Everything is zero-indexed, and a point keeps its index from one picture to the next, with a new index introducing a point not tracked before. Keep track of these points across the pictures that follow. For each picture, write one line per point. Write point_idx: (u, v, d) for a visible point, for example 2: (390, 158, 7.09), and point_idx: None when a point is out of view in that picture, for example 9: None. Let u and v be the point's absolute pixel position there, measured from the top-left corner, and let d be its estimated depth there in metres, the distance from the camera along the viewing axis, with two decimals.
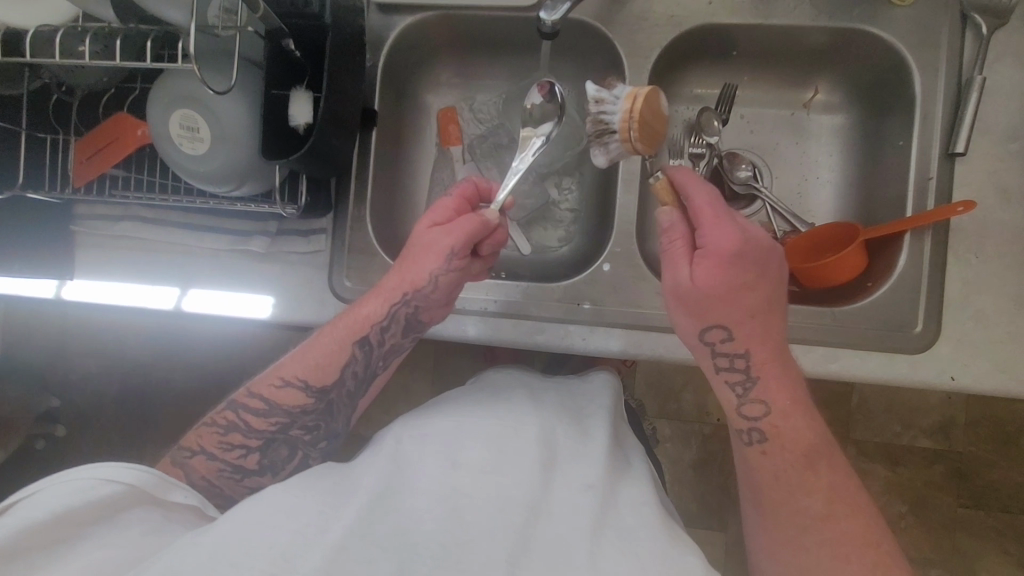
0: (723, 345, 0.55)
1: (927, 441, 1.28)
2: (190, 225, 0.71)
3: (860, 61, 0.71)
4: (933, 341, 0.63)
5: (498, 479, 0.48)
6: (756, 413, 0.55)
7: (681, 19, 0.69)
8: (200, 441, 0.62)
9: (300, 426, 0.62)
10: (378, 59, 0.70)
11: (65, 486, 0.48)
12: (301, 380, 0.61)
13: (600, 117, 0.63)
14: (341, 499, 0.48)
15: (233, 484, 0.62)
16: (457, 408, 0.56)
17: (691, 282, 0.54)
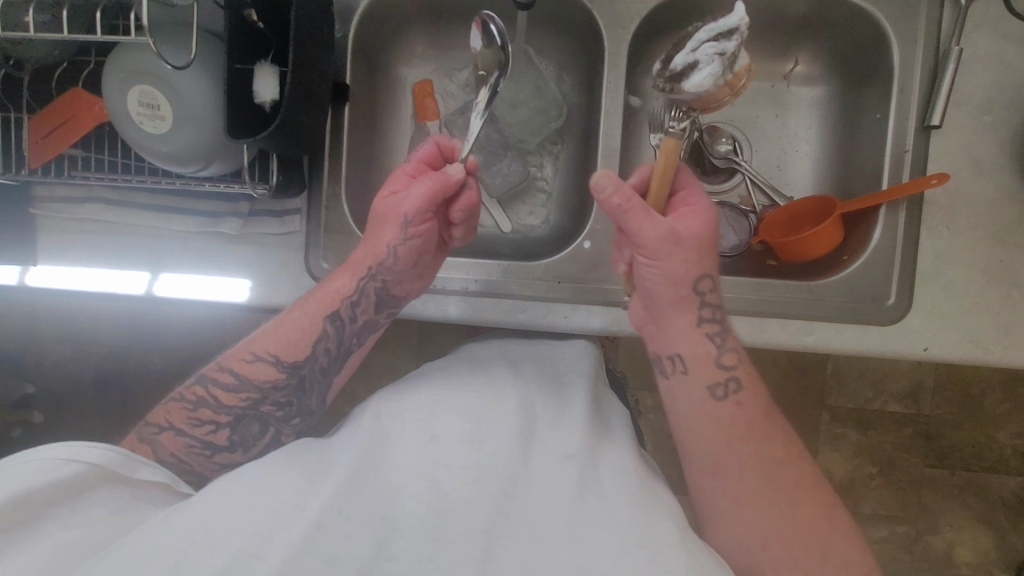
0: (709, 295, 0.54)
1: (897, 406, 1.33)
2: (157, 207, 0.68)
3: (839, 31, 0.70)
4: (905, 312, 0.64)
5: (475, 450, 0.49)
6: (732, 364, 0.56)
7: None
8: (169, 417, 0.61)
9: (271, 402, 0.62)
10: (348, 30, 0.67)
11: (25, 468, 0.48)
12: (273, 355, 0.61)
13: None
14: (318, 476, 0.48)
15: (200, 460, 0.61)
16: (430, 381, 0.56)
17: (692, 228, 0.52)
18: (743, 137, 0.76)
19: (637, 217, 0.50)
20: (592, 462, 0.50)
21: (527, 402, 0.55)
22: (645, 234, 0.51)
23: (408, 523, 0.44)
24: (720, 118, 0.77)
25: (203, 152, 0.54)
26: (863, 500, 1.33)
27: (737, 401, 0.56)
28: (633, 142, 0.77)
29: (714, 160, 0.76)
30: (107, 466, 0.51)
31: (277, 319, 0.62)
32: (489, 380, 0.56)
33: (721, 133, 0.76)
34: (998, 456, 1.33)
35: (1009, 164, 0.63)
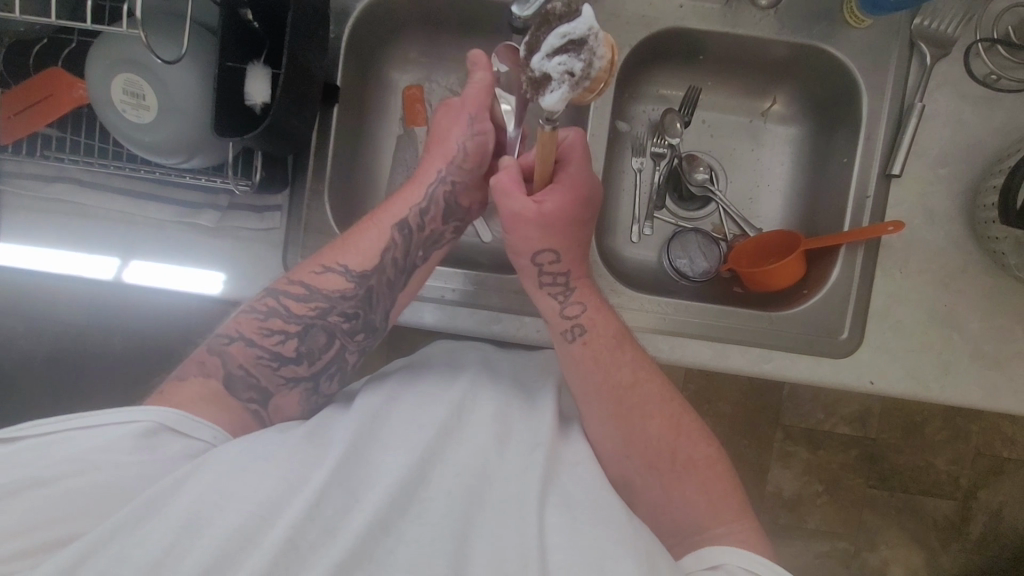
0: (551, 265, 0.63)
1: (846, 428, 1.40)
2: (134, 193, 0.68)
3: (816, 77, 0.73)
4: (856, 347, 0.69)
5: (458, 448, 0.53)
6: (576, 314, 0.63)
7: (652, 19, 0.69)
8: (239, 329, 0.60)
9: (339, 313, 0.62)
10: (341, 31, 0.67)
11: (81, 426, 0.49)
12: (341, 265, 0.62)
13: (588, 56, 0.44)
14: (319, 454, 0.51)
15: (268, 373, 0.60)
16: (403, 382, 0.61)
17: (540, 208, 0.60)
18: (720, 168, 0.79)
19: (508, 187, 0.60)
20: (558, 471, 0.54)
21: (505, 404, 0.59)
22: (514, 204, 0.60)
23: (390, 494, 0.48)
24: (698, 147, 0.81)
25: (186, 144, 0.53)
26: (809, 514, 1.40)
27: (583, 343, 0.62)
28: (614, 163, 0.80)
29: (690, 186, 0.79)
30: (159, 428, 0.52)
31: (326, 249, 0.63)
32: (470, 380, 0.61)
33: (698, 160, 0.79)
34: (934, 480, 1.41)
35: (959, 216, 0.68)
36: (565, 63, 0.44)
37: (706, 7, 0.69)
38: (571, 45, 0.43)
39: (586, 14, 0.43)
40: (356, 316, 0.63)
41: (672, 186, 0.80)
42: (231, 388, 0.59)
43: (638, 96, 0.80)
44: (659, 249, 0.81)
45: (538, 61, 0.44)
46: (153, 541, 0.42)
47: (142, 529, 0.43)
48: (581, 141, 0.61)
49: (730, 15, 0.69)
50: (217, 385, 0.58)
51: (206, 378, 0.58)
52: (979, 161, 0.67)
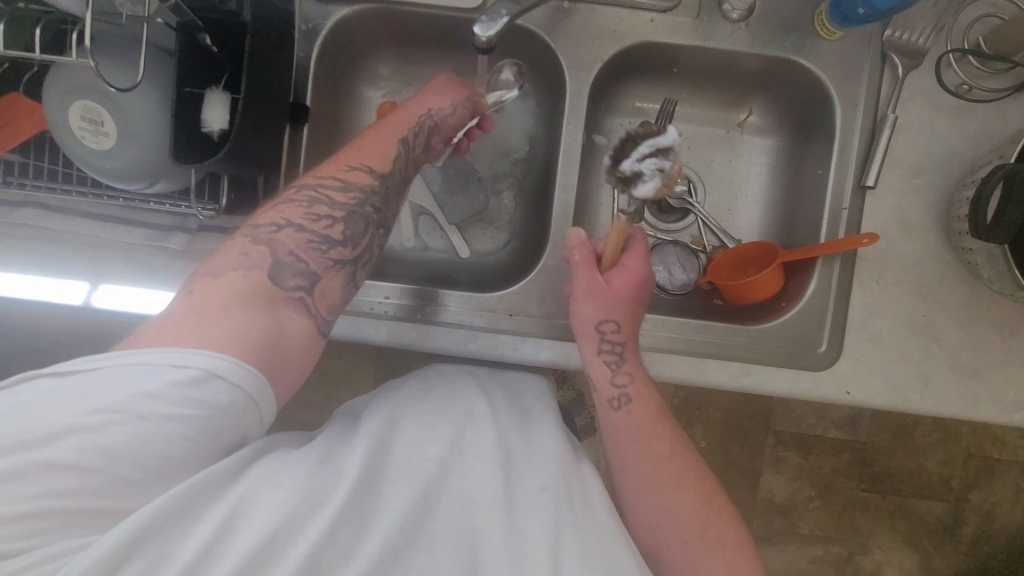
0: (611, 334, 0.63)
1: (837, 432, 1.39)
2: (104, 217, 0.67)
3: (790, 88, 0.73)
4: (834, 359, 0.68)
5: (468, 478, 0.52)
6: (626, 385, 0.63)
7: (623, 34, 0.68)
8: (283, 215, 0.55)
9: (373, 205, 0.60)
10: (311, 50, 0.66)
11: (128, 366, 0.45)
12: (365, 166, 0.60)
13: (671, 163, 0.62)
14: (332, 472, 0.49)
15: (317, 257, 0.55)
16: (405, 401, 0.60)
17: (608, 285, 0.64)
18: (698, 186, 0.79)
19: (575, 265, 0.65)
20: (577, 495, 0.53)
21: (515, 428, 0.58)
22: (578, 279, 0.65)
23: (403, 523, 0.47)
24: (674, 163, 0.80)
25: (146, 170, 0.52)
26: (801, 520, 1.39)
27: (628, 412, 0.63)
28: (592, 177, 0.79)
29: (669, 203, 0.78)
30: (211, 377, 0.45)
31: (342, 153, 0.62)
32: (475, 404, 0.60)
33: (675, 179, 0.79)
34: (926, 482, 1.40)
35: (934, 226, 0.68)
36: (656, 163, 0.62)
37: (679, 21, 0.68)
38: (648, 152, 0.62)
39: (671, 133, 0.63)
40: (380, 211, 0.61)
41: (651, 203, 0.80)
42: (276, 277, 0.53)
43: (614, 109, 0.79)
44: None
45: (632, 163, 0.62)
46: (188, 546, 0.40)
47: (177, 528, 0.41)
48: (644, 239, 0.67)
49: (703, 29, 0.68)
50: (261, 278, 0.52)
51: (247, 271, 0.52)
52: (953, 171, 0.67)
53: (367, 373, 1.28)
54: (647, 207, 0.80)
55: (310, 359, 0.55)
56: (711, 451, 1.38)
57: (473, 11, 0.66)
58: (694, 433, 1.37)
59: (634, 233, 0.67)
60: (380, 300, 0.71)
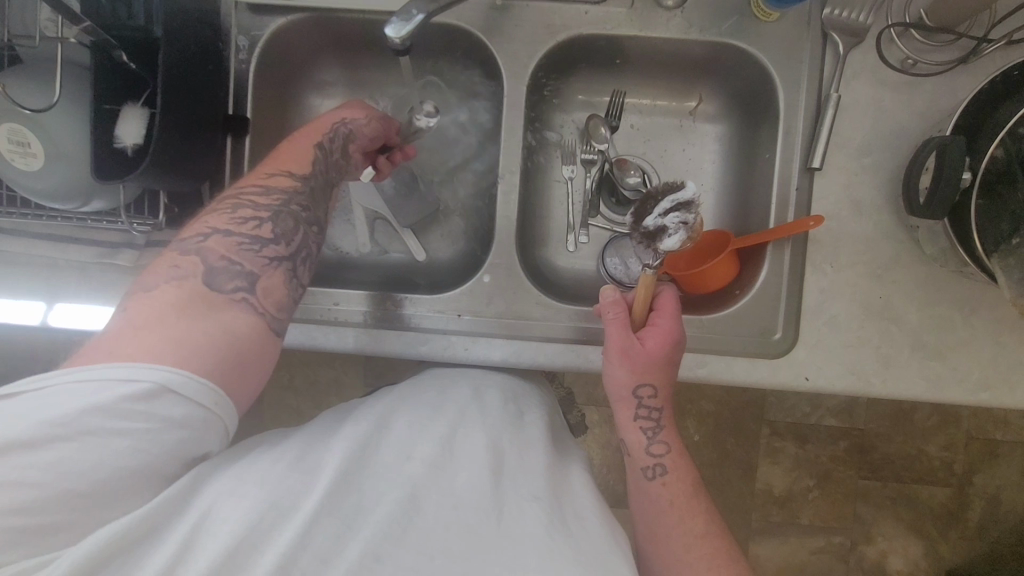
0: (649, 399, 0.62)
1: (833, 420, 1.37)
2: (51, 237, 0.68)
3: (736, 74, 0.72)
4: (792, 345, 0.67)
5: (448, 478, 0.51)
6: (661, 453, 0.63)
7: (557, 28, 0.68)
8: (206, 224, 0.53)
9: (299, 203, 0.59)
10: (249, 63, 0.67)
11: (73, 381, 0.42)
12: (286, 170, 0.60)
13: (683, 219, 0.62)
14: (307, 474, 0.48)
15: (250, 257, 0.53)
16: (381, 406, 0.59)
17: (643, 347, 0.61)
18: (690, 212, 0.61)
19: (611, 327, 0.62)
20: (557, 499, 0.53)
21: (493, 431, 0.58)
22: (612, 340, 0.62)
23: (386, 525, 0.46)
24: (662, 186, 0.65)
25: (76, 188, 0.53)
26: (800, 510, 1.37)
27: (663, 483, 0.61)
28: (544, 173, 0.79)
29: (664, 224, 0.63)
30: (166, 392, 0.43)
31: (259, 166, 0.61)
32: (454, 409, 0.60)
33: (662, 208, 0.63)
34: (928, 467, 1.37)
35: (887, 204, 0.66)
36: (678, 218, 0.62)
37: (615, 11, 0.67)
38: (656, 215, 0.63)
39: (689, 188, 0.62)
40: (309, 210, 0.60)
41: (642, 236, 0.64)
42: (213, 283, 0.50)
43: (562, 104, 0.79)
44: (595, 256, 0.80)
45: (655, 219, 0.63)
46: (155, 560, 0.41)
47: (145, 543, 0.41)
48: (677, 297, 0.63)
49: (638, 18, 0.68)
50: (195, 286, 0.50)
51: (180, 281, 0.49)
52: (903, 148, 0.66)
53: (356, 381, 1.29)
54: (640, 235, 0.65)
55: (269, 357, 0.52)
56: (705, 445, 1.37)
57: None
58: (686, 426, 1.36)
59: (664, 288, 0.64)
60: (330, 306, 0.69)
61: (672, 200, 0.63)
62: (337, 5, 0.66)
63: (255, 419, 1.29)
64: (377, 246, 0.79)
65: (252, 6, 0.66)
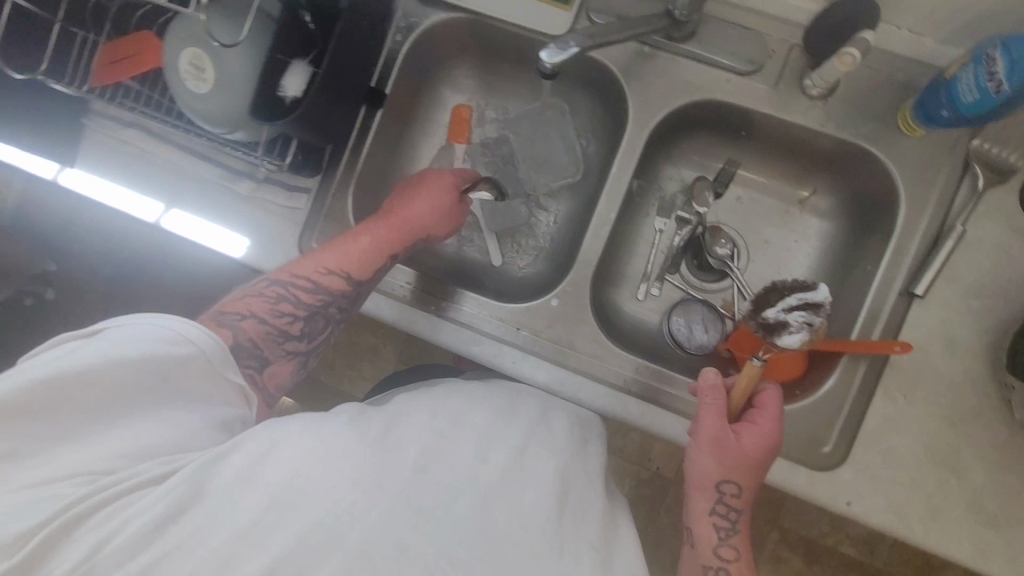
0: (730, 497, 0.61)
1: (850, 550, 1.28)
2: (190, 151, 0.75)
3: (859, 177, 0.70)
4: (837, 464, 0.65)
5: (520, 490, 0.49)
6: (728, 558, 0.60)
7: (695, 87, 0.69)
8: (248, 307, 0.61)
9: (338, 306, 0.65)
10: (401, 46, 0.72)
11: (133, 333, 0.47)
12: (342, 269, 0.64)
13: (806, 318, 0.61)
14: (390, 453, 0.47)
15: (272, 346, 0.62)
16: (461, 400, 0.58)
17: (737, 442, 0.60)
18: (818, 314, 0.61)
19: (704, 413, 0.61)
20: (611, 547, 0.51)
21: (568, 455, 0.56)
22: (704, 428, 0.61)
23: (458, 531, 0.44)
24: (791, 283, 0.64)
25: (225, 118, 0.59)
26: None
27: None
28: (636, 218, 0.80)
29: (787, 320, 0.62)
30: (210, 359, 0.50)
31: (324, 250, 0.65)
32: (531, 422, 0.58)
33: (788, 303, 0.62)
34: None
35: (982, 352, 0.63)
36: (801, 316, 0.62)
37: (756, 85, 0.67)
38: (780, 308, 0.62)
39: (822, 290, 0.62)
40: (344, 312, 0.66)
41: (758, 327, 0.64)
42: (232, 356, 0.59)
43: (675, 159, 0.79)
44: (662, 312, 0.80)
45: (778, 312, 0.62)
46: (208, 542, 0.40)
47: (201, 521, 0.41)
48: (779, 398, 0.62)
49: (778, 97, 0.67)
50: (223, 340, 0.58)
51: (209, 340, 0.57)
52: (1016, 300, 0.63)
53: (391, 353, 1.33)
54: (755, 325, 0.64)
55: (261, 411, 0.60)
56: None
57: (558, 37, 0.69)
58: None
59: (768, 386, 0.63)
60: (403, 283, 0.74)
61: (800, 297, 0.62)
62: (496, 13, 0.70)
63: None
64: (460, 241, 0.83)
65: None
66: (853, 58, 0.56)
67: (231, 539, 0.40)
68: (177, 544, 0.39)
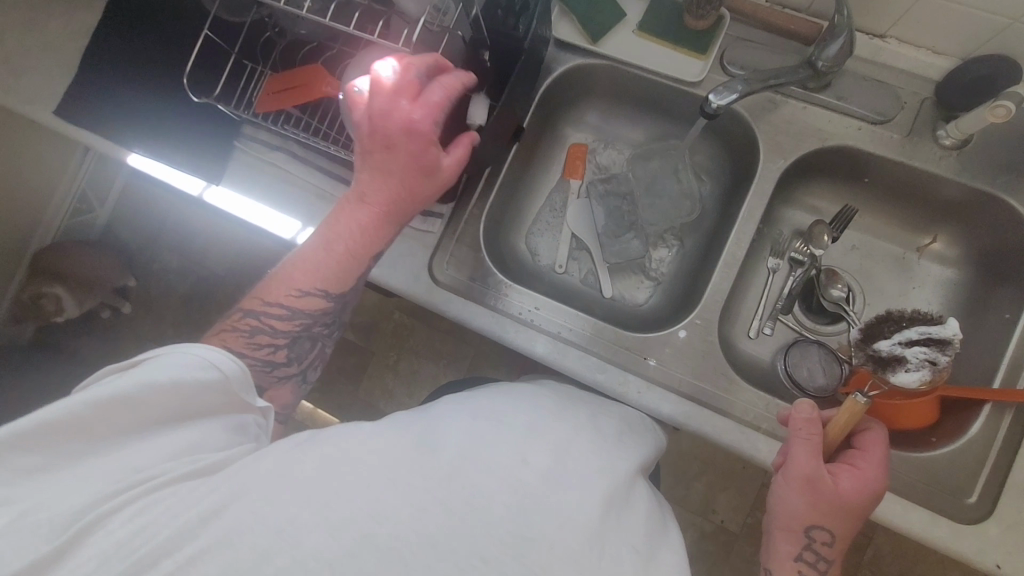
0: (822, 547, 0.57)
1: None
2: (333, 175, 0.78)
3: (989, 226, 0.71)
4: (985, 516, 0.62)
5: (563, 491, 0.43)
6: None
7: (827, 134, 0.71)
8: (225, 344, 0.56)
9: (323, 325, 0.60)
10: (541, 86, 0.76)
11: (157, 360, 0.45)
12: (321, 288, 0.57)
13: (935, 356, 0.62)
14: (421, 453, 0.42)
15: (261, 375, 0.58)
16: (501, 399, 0.52)
17: (837, 488, 0.56)
18: (943, 352, 0.62)
19: (796, 446, 0.58)
20: (660, 549, 0.45)
21: (611, 454, 0.49)
22: (797, 465, 0.58)
23: (494, 533, 0.40)
24: (913, 316, 0.66)
25: None
26: None
27: None
28: (752, 258, 0.80)
29: (903, 354, 0.63)
30: (233, 383, 0.47)
31: (293, 265, 0.57)
32: (575, 421, 0.51)
33: (907, 336, 0.64)
34: None
35: None
36: (922, 352, 0.62)
37: (887, 135, 0.70)
38: (887, 341, 0.65)
39: (952, 325, 0.62)
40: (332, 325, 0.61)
41: (870, 358, 0.66)
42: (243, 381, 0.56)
43: (790, 202, 0.81)
44: (776, 351, 0.79)
45: (889, 344, 0.64)
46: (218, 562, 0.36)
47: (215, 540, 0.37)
48: (883, 441, 0.59)
49: (908, 146, 0.69)
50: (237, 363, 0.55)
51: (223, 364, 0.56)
52: None
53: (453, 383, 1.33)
54: (865, 356, 0.67)
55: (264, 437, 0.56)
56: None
57: (693, 84, 0.74)
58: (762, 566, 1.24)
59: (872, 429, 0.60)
60: (530, 308, 0.75)
61: (921, 333, 0.63)
62: (633, 60, 0.75)
63: (356, 382, 1.36)
64: (570, 271, 0.85)
65: (560, 43, 0.76)
66: (1006, 111, 0.59)
67: (270, 534, 0.37)
68: (212, 542, 0.37)
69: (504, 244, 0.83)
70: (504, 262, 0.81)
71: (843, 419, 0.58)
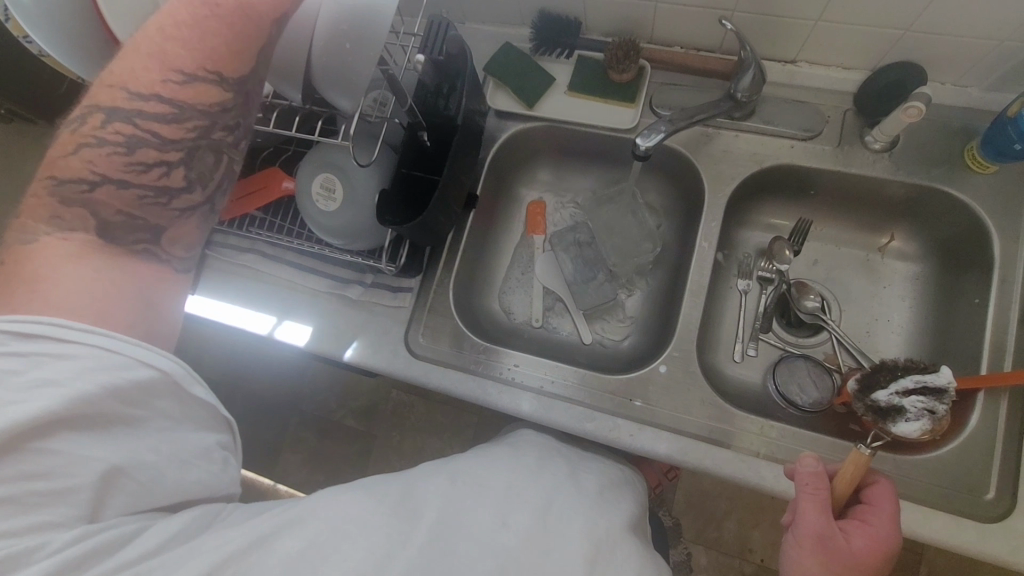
0: None
1: None
2: (300, 266, 0.79)
3: (940, 219, 0.73)
4: (1005, 513, 0.60)
5: (542, 559, 0.49)
6: None
7: (763, 156, 0.75)
8: (93, 166, 0.45)
9: (223, 128, 0.48)
10: (488, 154, 0.81)
11: (87, 355, 0.42)
12: (206, 73, 0.46)
13: (936, 407, 0.60)
14: (402, 522, 0.48)
15: (157, 211, 0.48)
16: (483, 468, 0.57)
17: (848, 545, 0.55)
18: (940, 401, 0.60)
19: (804, 503, 0.56)
20: None
21: (591, 518, 0.55)
22: (805, 523, 0.56)
23: None
24: (904, 364, 0.63)
25: (350, 230, 0.67)
26: None
27: None
28: (720, 283, 0.81)
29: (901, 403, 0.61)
30: (179, 381, 0.47)
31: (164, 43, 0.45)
32: (552, 484, 0.58)
33: (902, 386, 0.61)
34: None
35: None
36: (920, 401, 0.60)
37: (820, 148, 0.73)
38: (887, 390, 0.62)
39: (946, 373, 0.61)
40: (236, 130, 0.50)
41: (869, 409, 0.63)
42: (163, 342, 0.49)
43: (747, 224, 0.83)
44: (763, 372, 0.78)
45: (886, 395, 0.62)
46: None
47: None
48: (891, 494, 0.57)
49: (842, 155, 0.73)
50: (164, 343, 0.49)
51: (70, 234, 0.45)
52: None
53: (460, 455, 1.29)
54: (863, 406, 0.63)
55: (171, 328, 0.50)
56: None
57: (628, 130, 0.78)
58: None
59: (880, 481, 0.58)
60: (511, 366, 0.74)
61: (917, 381, 0.61)
62: (569, 117, 0.79)
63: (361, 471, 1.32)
64: (548, 323, 0.85)
65: (499, 113, 0.81)
66: (918, 110, 0.62)
67: None
68: None
69: (478, 307, 0.84)
70: (480, 325, 0.82)
71: (845, 470, 0.56)
